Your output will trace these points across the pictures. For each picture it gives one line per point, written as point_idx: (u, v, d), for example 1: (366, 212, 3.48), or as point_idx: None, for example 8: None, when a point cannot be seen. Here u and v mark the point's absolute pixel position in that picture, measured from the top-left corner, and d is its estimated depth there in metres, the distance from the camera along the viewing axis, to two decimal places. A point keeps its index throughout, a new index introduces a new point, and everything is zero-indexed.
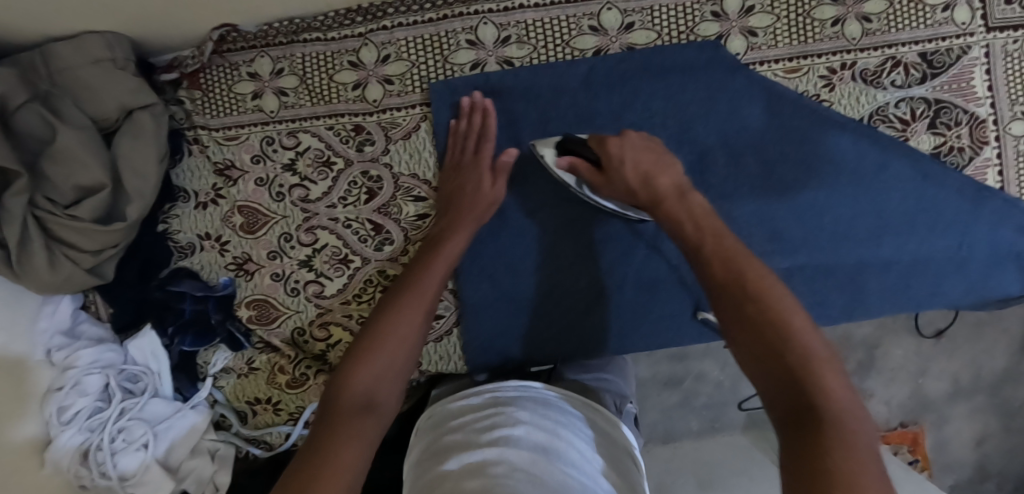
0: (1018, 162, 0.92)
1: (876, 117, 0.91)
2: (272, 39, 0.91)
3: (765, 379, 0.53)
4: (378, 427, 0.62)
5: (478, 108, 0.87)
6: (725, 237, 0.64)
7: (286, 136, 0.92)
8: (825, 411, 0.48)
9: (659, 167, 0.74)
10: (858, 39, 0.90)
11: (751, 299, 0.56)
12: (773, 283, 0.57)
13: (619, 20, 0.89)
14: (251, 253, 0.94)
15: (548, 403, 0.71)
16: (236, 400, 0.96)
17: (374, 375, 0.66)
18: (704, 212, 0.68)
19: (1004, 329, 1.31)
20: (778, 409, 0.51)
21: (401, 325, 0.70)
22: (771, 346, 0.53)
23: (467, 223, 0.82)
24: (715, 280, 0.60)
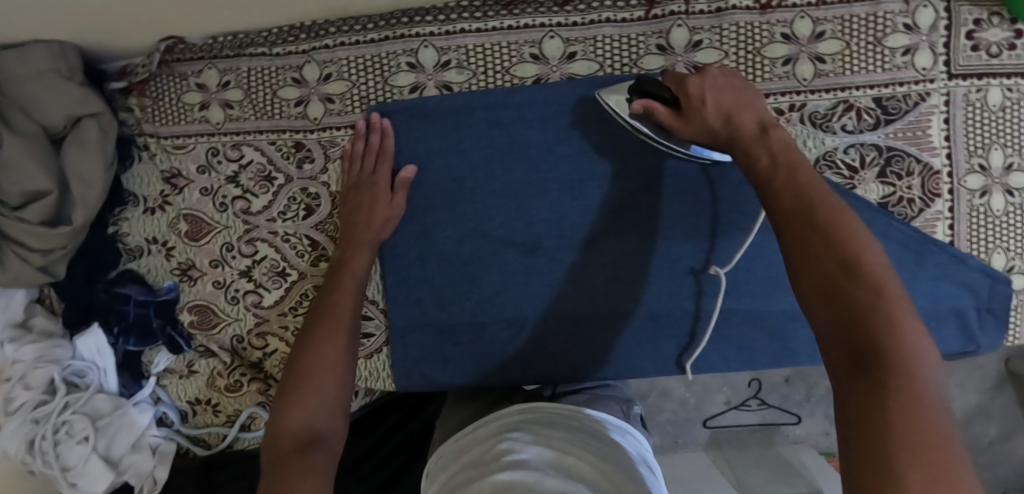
0: (973, 216, 0.88)
1: (822, 162, 0.88)
2: (218, 52, 0.91)
3: (828, 323, 0.51)
4: (328, 456, 0.67)
5: (377, 128, 0.88)
6: (802, 174, 0.61)
7: (231, 148, 0.94)
8: (893, 355, 0.47)
9: (738, 102, 0.69)
10: (810, 80, 0.87)
11: (834, 239, 0.54)
12: (841, 216, 0.55)
13: (561, 49, 0.87)
14: (194, 260, 0.96)
15: (555, 420, 0.77)
16: (179, 400, 1.01)
17: (310, 410, 0.70)
18: (785, 146, 0.63)
19: (978, 366, 1.25)
20: (840, 354, 0.49)
21: (324, 358, 0.75)
22: (844, 289, 0.51)
23: (365, 246, 0.86)
24: (786, 213, 0.58)
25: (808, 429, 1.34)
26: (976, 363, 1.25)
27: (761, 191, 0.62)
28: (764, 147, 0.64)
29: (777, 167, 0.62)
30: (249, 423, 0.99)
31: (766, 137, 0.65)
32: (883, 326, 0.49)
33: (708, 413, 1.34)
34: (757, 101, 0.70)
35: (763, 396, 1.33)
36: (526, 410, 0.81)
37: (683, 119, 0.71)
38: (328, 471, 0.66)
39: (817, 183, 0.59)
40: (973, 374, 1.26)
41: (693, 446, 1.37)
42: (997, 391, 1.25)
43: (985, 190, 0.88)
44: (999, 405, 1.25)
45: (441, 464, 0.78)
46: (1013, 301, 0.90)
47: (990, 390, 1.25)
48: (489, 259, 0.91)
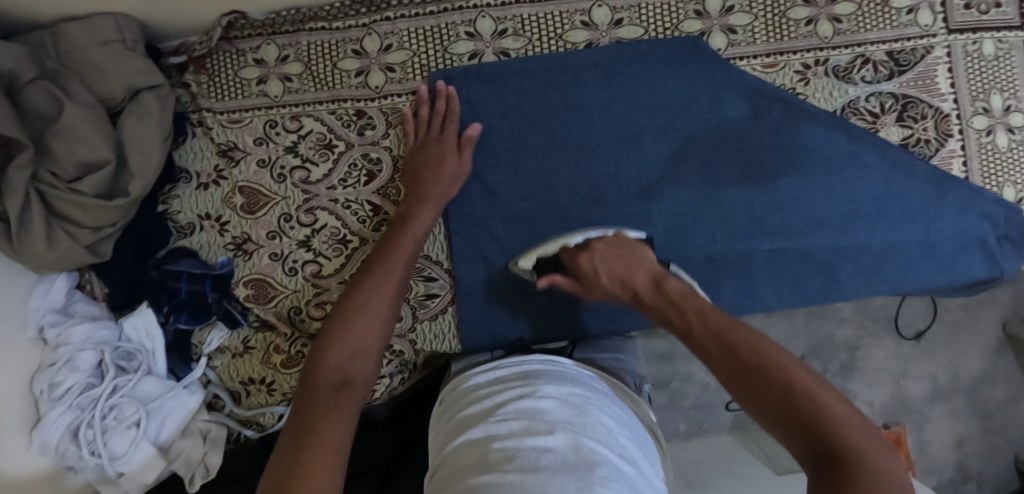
0: (981, 153, 0.98)
1: (847, 109, 0.97)
2: (278, 27, 0.94)
3: (789, 437, 0.57)
4: (356, 403, 0.65)
5: (443, 94, 0.91)
6: (709, 315, 0.67)
7: (290, 120, 0.95)
8: (847, 451, 0.53)
9: (635, 259, 0.79)
10: (831, 38, 0.97)
11: (755, 370, 0.60)
12: (760, 341, 0.62)
13: (609, 16, 0.94)
14: (251, 233, 0.95)
15: (574, 379, 0.76)
16: (231, 381, 0.97)
17: (345, 353, 0.68)
18: (682, 295, 0.71)
19: (981, 331, 1.35)
20: (809, 476, 0.54)
21: (368, 305, 0.73)
22: (779, 406, 0.58)
23: (434, 201, 0.87)
24: (716, 359, 0.64)
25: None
26: (976, 329, 1.35)
27: (691, 346, 0.68)
28: (672, 306, 0.71)
29: (688, 310, 0.69)
30: None
31: (668, 293, 0.73)
32: (826, 429, 0.55)
33: (730, 396, 1.38)
34: (644, 258, 0.79)
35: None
36: (548, 360, 0.80)
37: (598, 286, 0.81)
38: (355, 416, 0.63)
39: (725, 317, 0.67)
40: (975, 341, 1.35)
41: (719, 428, 1.39)
42: (998, 356, 1.35)
43: (989, 129, 0.98)
44: (1002, 368, 1.35)
45: (455, 402, 0.78)
46: None
47: (992, 354, 1.35)
48: (553, 214, 0.94)
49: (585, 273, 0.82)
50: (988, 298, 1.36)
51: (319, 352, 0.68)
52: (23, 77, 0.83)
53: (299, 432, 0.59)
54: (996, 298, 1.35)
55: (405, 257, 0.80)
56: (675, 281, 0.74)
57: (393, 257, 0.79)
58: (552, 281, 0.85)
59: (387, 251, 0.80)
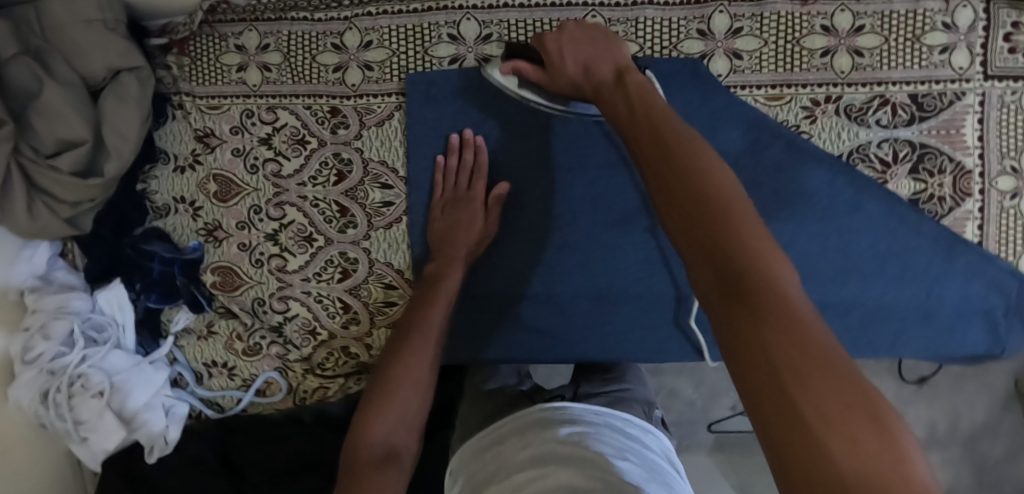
0: (1001, 218, 0.89)
1: (855, 155, 0.88)
2: (260, 14, 0.92)
3: (697, 255, 0.48)
4: (402, 475, 0.65)
5: (470, 145, 0.88)
6: (657, 104, 0.62)
7: (266, 111, 0.94)
8: (751, 273, 0.45)
9: (599, 50, 0.73)
10: (847, 73, 0.87)
11: (679, 177, 0.52)
12: (696, 148, 0.54)
13: (602, 28, 0.87)
14: (222, 221, 0.96)
15: (580, 418, 0.72)
16: (195, 361, 1.00)
17: (387, 425, 0.69)
18: (642, 88, 0.64)
19: (987, 383, 1.26)
20: (711, 308, 0.46)
21: (410, 374, 0.73)
22: (696, 220, 0.49)
23: (458, 260, 0.85)
24: (643, 154, 0.57)
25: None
26: (984, 382, 1.26)
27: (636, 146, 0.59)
28: (621, 94, 0.66)
29: (640, 122, 0.60)
30: (264, 389, 0.99)
31: (627, 88, 0.66)
32: (731, 248, 0.47)
33: (714, 416, 1.31)
34: (618, 50, 0.73)
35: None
36: (548, 406, 0.74)
37: (559, 76, 0.75)
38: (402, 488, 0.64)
39: (666, 121, 0.58)
40: (981, 392, 1.27)
41: (698, 448, 1.33)
42: (1004, 411, 1.26)
43: (1016, 191, 0.89)
44: (1007, 424, 1.26)
45: (464, 462, 0.73)
46: None
47: (998, 409, 1.26)
48: (519, 234, 0.89)
49: (553, 74, 0.76)
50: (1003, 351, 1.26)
51: (360, 423, 0.69)
52: (4, 53, 0.83)
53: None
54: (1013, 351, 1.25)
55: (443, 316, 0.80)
56: (640, 78, 0.67)
57: (431, 318, 0.80)
58: (514, 69, 0.81)
59: (425, 312, 0.80)
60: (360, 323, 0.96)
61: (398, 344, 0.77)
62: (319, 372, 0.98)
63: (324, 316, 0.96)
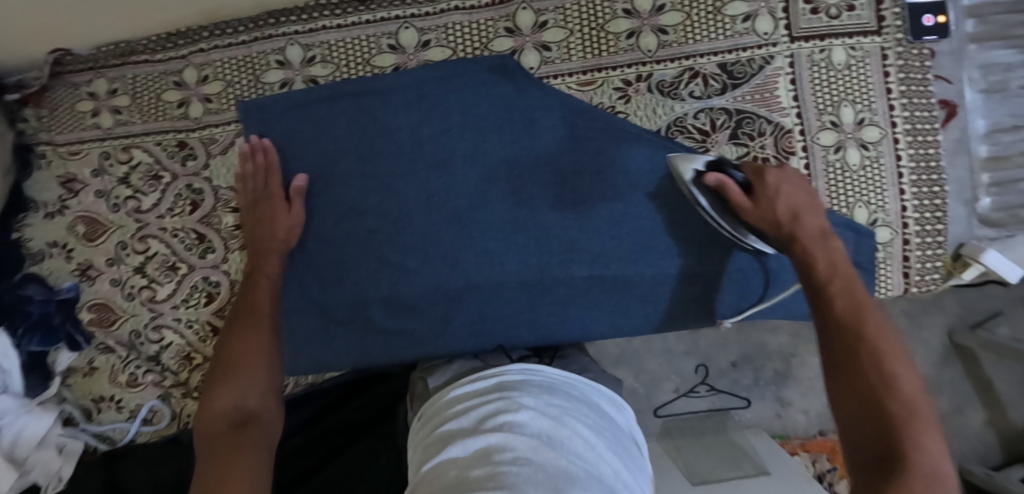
0: (828, 173, 0.91)
1: (673, 128, 0.91)
2: (104, 62, 0.97)
3: (859, 428, 0.62)
4: (260, 438, 0.73)
5: (259, 148, 0.93)
6: (852, 273, 0.72)
7: (121, 151, 0.99)
8: (919, 464, 0.57)
9: (806, 211, 0.78)
10: (654, 51, 0.90)
11: (870, 355, 0.64)
12: (885, 336, 0.66)
13: (416, 38, 0.92)
14: (92, 260, 1.01)
15: (552, 388, 0.79)
16: (84, 399, 1.04)
17: (236, 392, 0.77)
18: (844, 261, 0.73)
19: (925, 340, 1.31)
20: (862, 462, 0.60)
21: (247, 347, 0.82)
22: (859, 376, 0.64)
23: (272, 255, 0.92)
24: (835, 328, 0.68)
25: (757, 414, 1.38)
26: (918, 337, 1.32)
27: (813, 294, 0.72)
28: (816, 251, 0.74)
29: (837, 275, 0.72)
30: (151, 418, 1.03)
31: (827, 253, 0.74)
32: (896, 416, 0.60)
33: (659, 401, 1.37)
34: (820, 212, 0.79)
35: (710, 382, 1.37)
36: (526, 369, 0.83)
37: (761, 211, 0.79)
38: (264, 447, 0.73)
39: (870, 301, 0.69)
40: (918, 348, 1.32)
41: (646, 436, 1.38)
42: (943, 363, 1.32)
43: (839, 145, 0.91)
44: (947, 377, 1.32)
45: (427, 416, 0.81)
46: (880, 253, 0.92)
47: (937, 362, 1.32)
48: (363, 241, 0.94)
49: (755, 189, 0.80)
50: (934, 305, 1.31)
51: (212, 392, 0.77)
52: None
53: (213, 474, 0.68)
54: (939, 305, 1.30)
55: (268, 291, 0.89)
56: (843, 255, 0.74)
57: (263, 293, 0.89)
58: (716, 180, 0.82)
59: (255, 289, 0.89)
60: None
61: (241, 322, 0.86)
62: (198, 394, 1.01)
63: (196, 340, 1.00)
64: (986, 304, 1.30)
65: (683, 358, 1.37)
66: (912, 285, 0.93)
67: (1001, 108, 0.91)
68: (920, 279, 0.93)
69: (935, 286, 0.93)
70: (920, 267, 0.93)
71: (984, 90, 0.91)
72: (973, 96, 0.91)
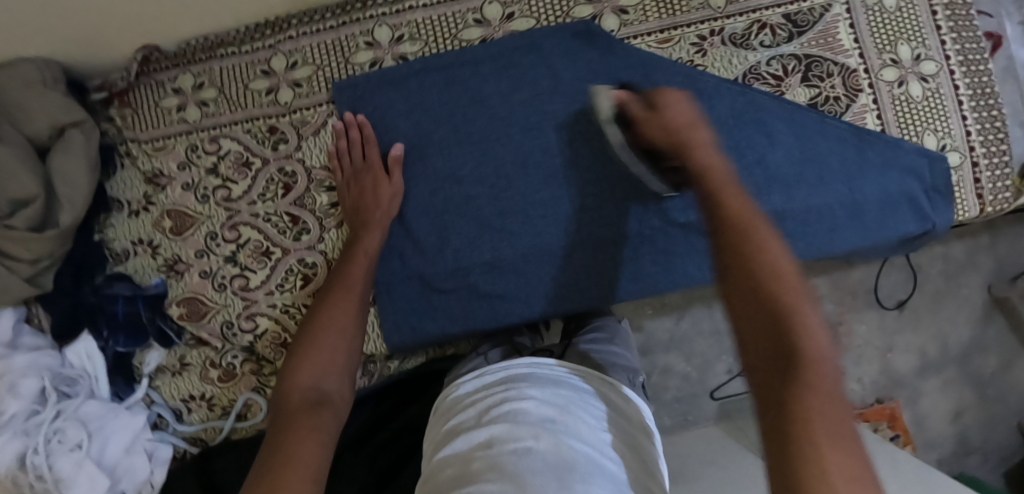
0: (895, 105, 0.99)
1: (749, 75, 0.97)
2: (191, 56, 0.99)
3: (755, 311, 0.56)
4: (331, 417, 0.71)
5: (353, 124, 0.95)
6: (722, 179, 0.67)
7: (209, 142, 0.99)
8: (803, 351, 0.52)
9: (677, 127, 0.74)
10: (723, 7, 0.97)
11: (744, 246, 0.59)
12: (757, 229, 0.61)
13: (500, 11, 0.97)
14: (181, 254, 0.99)
15: (560, 379, 0.75)
16: (173, 399, 0.99)
17: (318, 373, 0.75)
18: (720, 167, 0.69)
19: (965, 297, 1.38)
20: (756, 363, 0.54)
21: (336, 320, 0.80)
22: (749, 265, 0.58)
23: (375, 227, 0.92)
24: (721, 223, 0.63)
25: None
26: (961, 295, 1.38)
27: (698, 197, 0.67)
28: (701, 149, 0.71)
29: (715, 182, 0.67)
30: (245, 412, 0.99)
31: (699, 158, 0.70)
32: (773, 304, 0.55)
33: (713, 384, 1.30)
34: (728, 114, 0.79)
35: None
36: (535, 363, 0.79)
37: (663, 119, 0.76)
38: (334, 428, 0.70)
39: (742, 199, 0.64)
40: (962, 307, 1.38)
41: (704, 421, 1.30)
42: (987, 322, 1.38)
43: (901, 80, 0.99)
44: (993, 334, 1.38)
45: (439, 417, 0.78)
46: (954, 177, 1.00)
47: (981, 320, 1.38)
48: (459, 209, 0.96)
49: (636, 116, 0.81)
50: (970, 264, 1.38)
51: (291, 369, 0.76)
52: None
53: (280, 451, 0.65)
54: (977, 263, 1.37)
55: (366, 267, 0.88)
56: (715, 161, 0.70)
57: (357, 265, 0.87)
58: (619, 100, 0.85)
59: (347, 262, 0.88)
60: None
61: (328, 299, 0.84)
62: None
63: (293, 325, 0.98)
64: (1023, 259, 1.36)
65: None
66: (987, 205, 1.01)
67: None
68: (994, 198, 1.01)
69: (1008, 204, 1.01)
70: (992, 188, 1.00)
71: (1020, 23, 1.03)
72: (1012, 27, 1.03)
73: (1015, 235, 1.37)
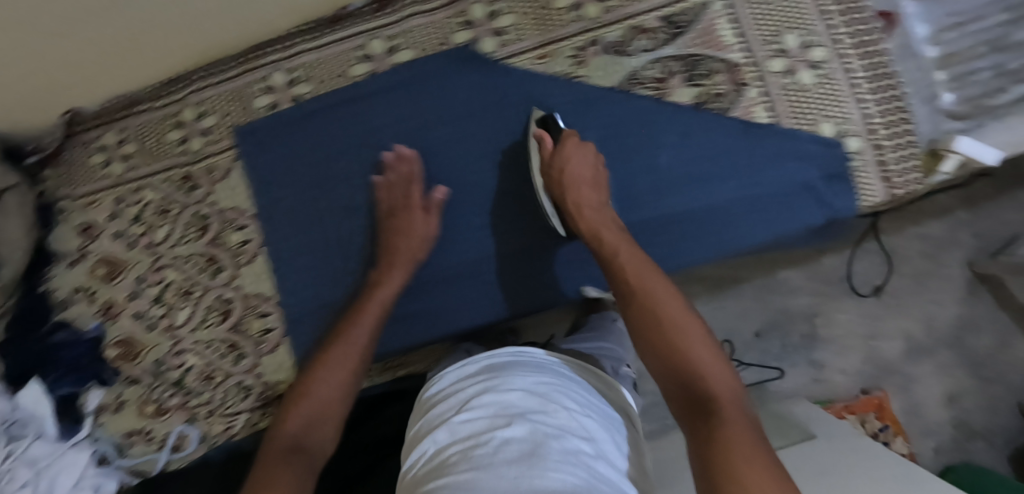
0: (786, 96, 0.98)
1: (631, 81, 0.97)
2: (111, 116, 1.07)
3: (668, 368, 0.66)
4: (309, 463, 0.70)
5: None
6: (633, 249, 0.79)
7: (132, 193, 1.07)
8: (717, 395, 0.61)
9: (579, 205, 0.86)
10: (599, 17, 0.98)
11: (643, 311, 0.71)
12: (651, 292, 0.72)
13: (384, 46, 1.01)
14: (113, 298, 1.07)
15: (543, 368, 0.72)
16: (115, 434, 1.06)
17: (305, 428, 0.74)
18: (627, 238, 0.82)
19: (948, 275, 1.32)
20: (680, 411, 0.63)
21: (329, 378, 0.79)
22: (658, 328, 0.68)
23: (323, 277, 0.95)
24: (625, 296, 0.74)
25: (795, 383, 1.35)
26: (942, 275, 1.32)
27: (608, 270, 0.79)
28: (605, 230, 0.83)
29: (616, 255, 0.79)
30: (178, 444, 1.05)
31: (603, 232, 0.83)
32: (677, 354, 0.66)
33: None
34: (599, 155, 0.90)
35: (738, 357, 1.35)
36: (518, 351, 0.76)
37: (579, 175, 0.88)
38: (313, 472, 0.69)
39: (643, 265, 0.76)
40: (948, 286, 1.32)
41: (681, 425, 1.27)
42: (973, 300, 1.32)
43: (789, 69, 0.98)
44: (982, 311, 1.32)
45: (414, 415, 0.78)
46: (856, 162, 0.98)
47: (968, 298, 1.32)
48: (361, 237, 1.00)
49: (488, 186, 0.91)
50: (949, 241, 1.32)
51: (276, 424, 0.75)
52: None
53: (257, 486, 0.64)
54: (960, 239, 1.31)
55: (367, 328, 0.86)
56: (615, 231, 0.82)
57: (358, 325, 0.86)
58: (541, 140, 0.92)
59: (353, 318, 0.87)
60: (248, 356, 1.03)
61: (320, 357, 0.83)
62: (221, 412, 1.04)
63: (215, 359, 1.04)
64: (1006, 230, 1.30)
65: None
66: (896, 187, 0.98)
67: (940, 9, 1.00)
68: (902, 180, 0.98)
69: (919, 185, 0.98)
70: (899, 169, 0.98)
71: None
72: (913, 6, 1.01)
73: (994, 208, 1.31)
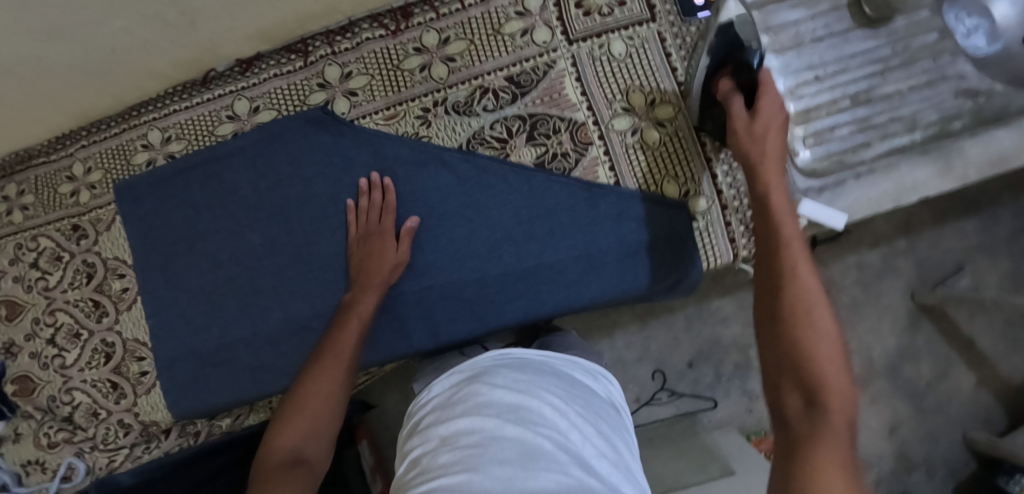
0: (628, 155, 0.98)
1: (473, 141, 0.99)
2: (13, 169, 1.15)
3: (779, 346, 0.64)
4: (310, 475, 0.73)
5: (377, 186, 0.98)
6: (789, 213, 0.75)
7: (30, 240, 1.14)
8: (823, 388, 0.60)
9: (380, 264, 0.95)
10: (445, 78, 1.01)
11: (785, 281, 0.67)
12: (797, 269, 0.68)
13: (248, 106, 1.05)
14: (13, 338, 1.15)
15: (520, 368, 0.77)
16: (15, 463, 1.13)
17: (297, 437, 0.77)
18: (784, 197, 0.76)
19: (888, 306, 1.35)
20: (790, 394, 0.61)
21: (321, 386, 0.82)
22: (782, 297, 0.66)
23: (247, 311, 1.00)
24: (775, 261, 0.70)
25: (728, 411, 1.38)
26: (881, 304, 1.36)
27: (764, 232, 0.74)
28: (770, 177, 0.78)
29: (779, 213, 0.74)
30: (69, 474, 1.11)
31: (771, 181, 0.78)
32: (800, 331, 0.63)
33: None
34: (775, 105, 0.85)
35: (670, 387, 1.38)
36: (500, 356, 0.81)
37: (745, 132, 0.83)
38: (313, 483, 0.72)
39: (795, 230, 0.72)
40: (884, 317, 1.35)
41: None
42: (915, 328, 1.35)
43: (634, 128, 0.98)
44: (922, 341, 1.35)
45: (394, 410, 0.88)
46: (700, 222, 0.97)
47: (907, 329, 1.35)
48: (228, 290, 1.05)
49: (363, 233, 0.98)
50: (888, 270, 1.36)
51: (271, 438, 0.77)
52: None
53: None
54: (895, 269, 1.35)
55: (354, 331, 0.90)
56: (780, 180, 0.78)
57: (344, 332, 0.89)
58: (384, 191, 0.99)
59: (337, 330, 0.90)
60: (127, 396, 1.11)
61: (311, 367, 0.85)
62: (104, 447, 1.11)
63: (99, 397, 1.11)
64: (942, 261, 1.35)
65: (636, 364, 1.39)
66: (741, 249, 0.97)
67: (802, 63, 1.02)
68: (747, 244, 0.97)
69: None
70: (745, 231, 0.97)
71: (777, 52, 1.02)
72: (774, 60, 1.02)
73: (932, 236, 1.36)
